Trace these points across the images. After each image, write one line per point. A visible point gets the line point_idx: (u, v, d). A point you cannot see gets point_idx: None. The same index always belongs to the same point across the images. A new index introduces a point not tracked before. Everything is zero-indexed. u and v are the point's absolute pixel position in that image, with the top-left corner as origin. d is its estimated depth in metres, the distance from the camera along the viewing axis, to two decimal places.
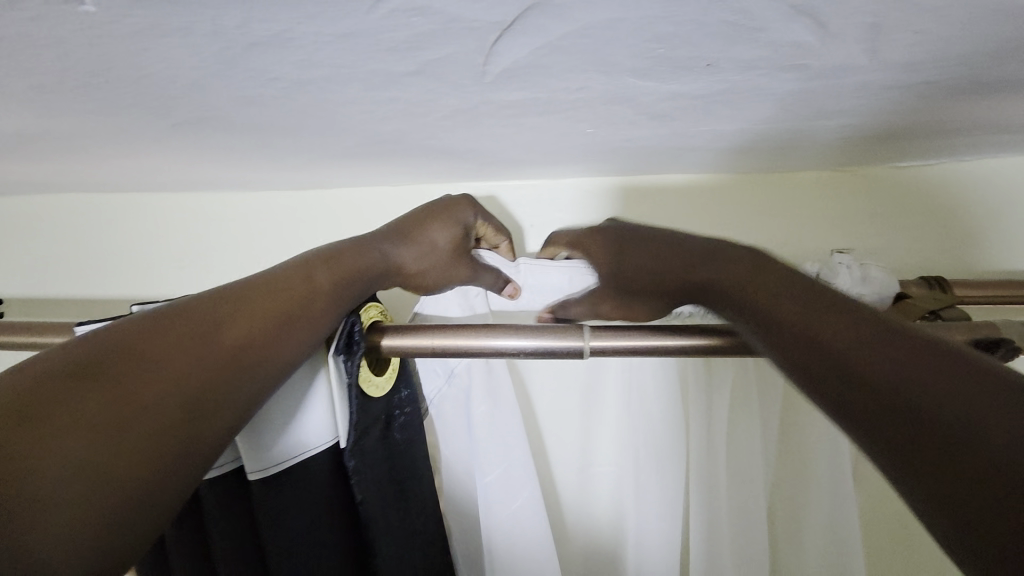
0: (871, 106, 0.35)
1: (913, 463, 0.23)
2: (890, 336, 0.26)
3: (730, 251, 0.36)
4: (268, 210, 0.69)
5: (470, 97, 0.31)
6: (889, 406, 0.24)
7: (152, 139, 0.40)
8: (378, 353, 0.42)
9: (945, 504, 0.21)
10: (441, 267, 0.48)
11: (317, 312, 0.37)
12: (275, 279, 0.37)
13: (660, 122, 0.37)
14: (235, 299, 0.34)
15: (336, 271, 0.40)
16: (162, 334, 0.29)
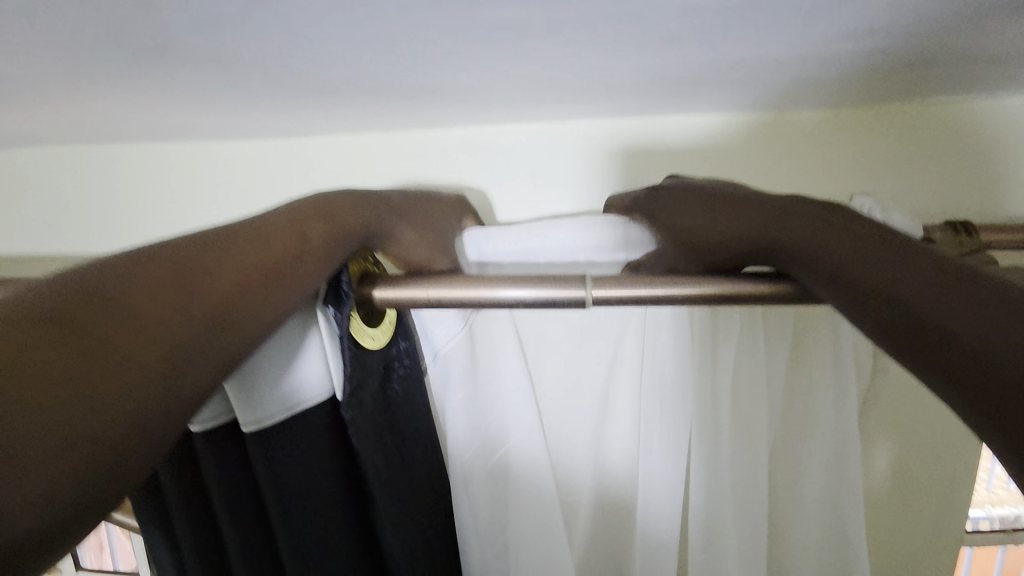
0: (909, 25, 0.31)
1: (994, 415, 0.22)
2: (964, 286, 0.25)
3: (799, 204, 0.34)
4: (255, 159, 0.66)
5: (457, 11, 0.27)
6: (966, 356, 0.23)
7: (117, 74, 0.37)
8: (368, 304, 0.41)
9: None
10: (427, 250, 0.45)
11: (314, 270, 0.33)
12: (274, 220, 0.32)
13: (671, 46, 0.33)
14: (229, 240, 0.29)
15: (330, 224, 0.36)
16: (159, 273, 0.24)
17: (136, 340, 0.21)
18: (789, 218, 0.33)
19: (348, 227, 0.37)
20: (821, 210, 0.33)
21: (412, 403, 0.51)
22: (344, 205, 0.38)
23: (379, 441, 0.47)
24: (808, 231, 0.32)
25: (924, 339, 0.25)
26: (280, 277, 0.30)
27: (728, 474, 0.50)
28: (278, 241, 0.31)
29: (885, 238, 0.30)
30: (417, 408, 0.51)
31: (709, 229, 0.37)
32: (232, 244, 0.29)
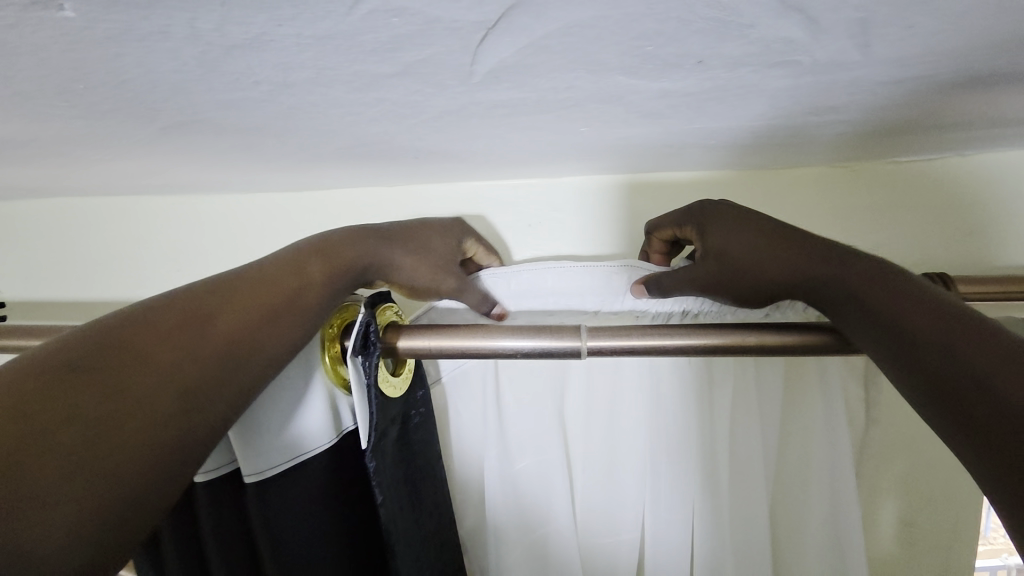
0: (868, 102, 0.34)
1: (957, 429, 0.29)
2: (945, 322, 0.31)
3: (809, 238, 0.39)
4: (263, 211, 0.69)
5: (457, 97, 0.31)
6: (940, 382, 0.30)
7: (140, 143, 0.40)
8: (395, 354, 0.43)
9: (980, 459, 0.28)
10: (427, 272, 0.48)
11: (312, 306, 0.40)
12: (263, 271, 0.39)
13: (651, 120, 0.36)
14: (231, 291, 0.37)
15: (329, 261, 0.42)
16: (162, 330, 0.32)
17: (142, 385, 0.30)
18: (834, 257, 0.37)
19: (344, 263, 0.43)
20: (845, 250, 0.37)
21: (424, 450, 0.52)
22: (340, 243, 0.44)
23: (395, 490, 0.48)
24: (805, 260, 0.38)
25: (927, 372, 0.30)
26: (277, 317, 0.38)
27: (728, 519, 0.51)
28: (275, 287, 0.39)
29: (882, 272, 0.35)
30: (426, 456, 0.52)
31: (757, 261, 0.39)
32: (228, 296, 0.36)
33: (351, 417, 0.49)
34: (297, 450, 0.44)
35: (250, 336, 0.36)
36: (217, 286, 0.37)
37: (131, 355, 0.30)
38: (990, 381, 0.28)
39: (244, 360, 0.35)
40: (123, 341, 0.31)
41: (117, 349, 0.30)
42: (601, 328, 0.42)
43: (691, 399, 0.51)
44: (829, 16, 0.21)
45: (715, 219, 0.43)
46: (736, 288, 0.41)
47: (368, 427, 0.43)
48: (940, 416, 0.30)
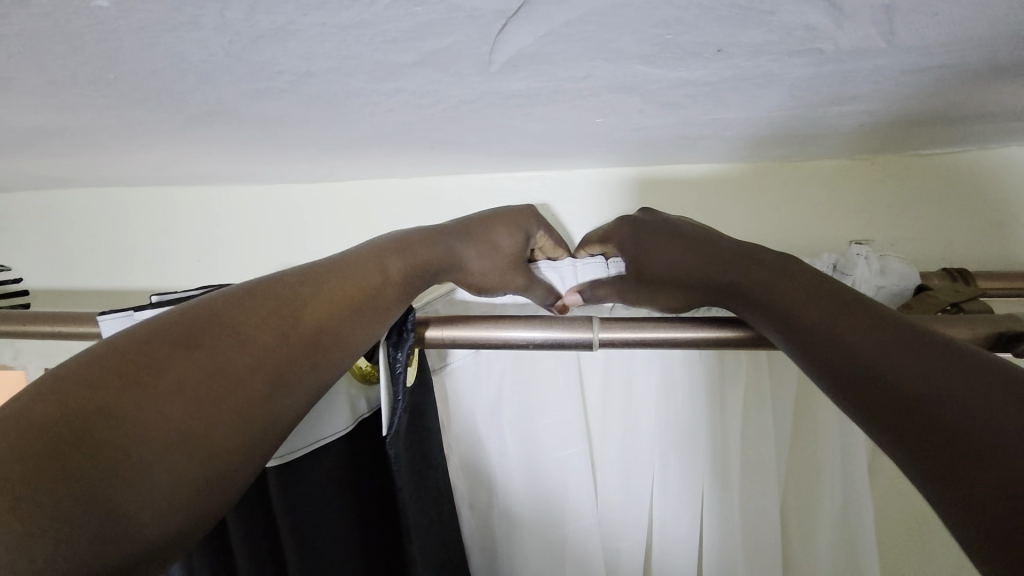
0: (889, 93, 0.34)
1: (935, 469, 0.23)
2: (910, 342, 0.27)
3: (754, 253, 0.37)
4: (280, 202, 0.70)
5: (475, 87, 0.31)
6: (910, 409, 0.25)
7: (164, 133, 0.41)
8: (423, 343, 0.43)
9: (960, 507, 0.22)
10: (498, 271, 0.50)
11: (391, 300, 0.39)
12: (349, 259, 0.39)
13: (669, 111, 0.36)
14: (321, 280, 0.36)
15: (407, 261, 0.42)
16: (249, 317, 0.31)
17: (226, 370, 0.29)
18: (752, 266, 0.36)
19: (423, 264, 0.43)
20: (768, 261, 0.36)
21: (432, 439, 0.53)
22: (416, 243, 0.44)
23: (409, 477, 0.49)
24: (754, 272, 0.36)
25: (860, 382, 0.28)
26: (360, 311, 0.36)
27: (738, 513, 0.51)
28: (357, 281, 0.38)
29: (837, 291, 0.32)
30: (434, 444, 0.53)
31: (681, 271, 0.41)
32: (315, 286, 0.35)
33: (367, 405, 0.50)
34: (317, 434, 0.45)
35: (334, 329, 0.35)
36: (304, 274, 0.36)
37: (218, 340, 0.29)
38: (924, 388, 0.25)
39: (325, 353, 0.34)
40: (216, 321, 0.30)
41: (211, 329, 0.30)
42: (613, 319, 0.42)
43: (701, 393, 0.51)
44: (855, 1, 0.21)
45: (642, 235, 0.46)
46: (678, 295, 0.43)
47: (391, 419, 0.43)
48: (883, 435, 0.26)
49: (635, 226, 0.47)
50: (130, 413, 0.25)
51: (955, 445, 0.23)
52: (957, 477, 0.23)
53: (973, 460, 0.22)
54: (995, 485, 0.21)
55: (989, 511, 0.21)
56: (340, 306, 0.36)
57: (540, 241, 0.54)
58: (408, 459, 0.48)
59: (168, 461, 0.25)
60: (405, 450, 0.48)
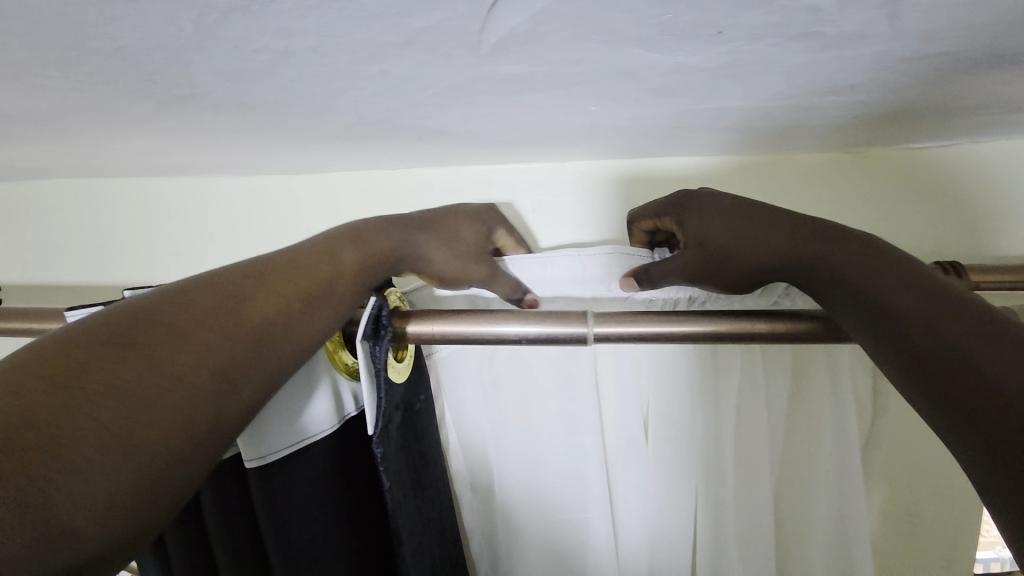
0: (888, 82, 0.33)
1: (963, 424, 0.28)
2: (955, 314, 0.30)
3: (815, 224, 0.37)
4: (265, 195, 0.68)
5: (464, 71, 0.29)
6: (947, 377, 0.29)
7: (137, 120, 0.39)
8: (403, 340, 0.42)
9: (983, 453, 0.27)
10: (459, 259, 0.47)
11: (343, 294, 0.39)
12: (298, 257, 0.39)
13: (664, 99, 0.35)
14: (266, 275, 0.36)
15: (360, 251, 0.42)
16: (195, 311, 0.32)
17: (175, 363, 0.29)
18: (824, 237, 0.36)
19: (376, 254, 0.43)
20: (832, 229, 0.37)
21: (425, 438, 0.52)
22: (372, 233, 0.44)
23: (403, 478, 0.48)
24: (819, 243, 0.36)
25: (912, 349, 0.31)
26: (311, 305, 0.37)
27: (732, 509, 0.51)
28: (310, 276, 0.38)
29: (895, 262, 0.34)
30: (427, 443, 0.53)
31: (740, 246, 0.39)
32: (262, 282, 0.36)
33: (353, 403, 0.49)
34: (300, 435, 0.44)
35: (285, 322, 0.35)
36: (250, 271, 0.36)
37: (166, 336, 0.30)
38: (971, 357, 0.28)
39: (280, 344, 0.34)
40: (159, 320, 0.30)
41: (153, 327, 0.30)
42: (607, 313, 0.41)
43: (695, 387, 0.51)
44: None
45: (699, 203, 0.43)
46: (724, 274, 0.40)
47: (375, 415, 0.42)
48: (920, 395, 0.30)
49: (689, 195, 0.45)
50: (62, 415, 0.24)
51: (994, 406, 0.27)
52: (993, 433, 0.27)
53: (1009, 418, 0.26)
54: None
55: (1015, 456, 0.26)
56: (291, 299, 0.36)
57: (501, 241, 0.52)
58: (399, 457, 0.47)
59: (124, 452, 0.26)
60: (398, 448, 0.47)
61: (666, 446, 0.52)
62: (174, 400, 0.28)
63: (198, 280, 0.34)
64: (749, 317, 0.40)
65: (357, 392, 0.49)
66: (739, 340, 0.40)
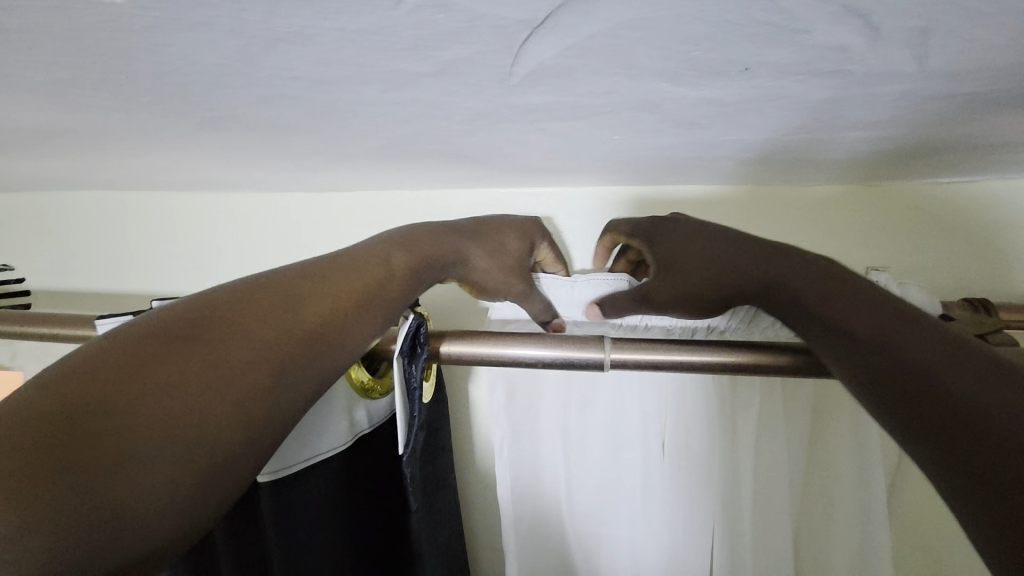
0: (915, 118, 0.33)
1: (969, 479, 0.25)
2: (937, 348, 0.28)
3: (806, 257, 0.36)
4: (287, 211, 0.70)
5: (492, 100, 0.30)
6: (946, 418, 0.26)
7: (175, 138, 0.41)
8: (437, 359, 0.42)
9: (981, 500, 0.24)
10: (500, 273, 0.47)
11: (394, 295, 0.39)
12: (357, 256, 0.39)
13: (688, 130, 0.36)
14: (320, 274, 0.36)
15: (413, 255, 0.42)
16: (259, 307, 0.32)
17: (225, 362, 0.28)
18: (788, 267, 0.36)
19: (424, 258, 0.43)
20: (813, 264, 0.36)
21: (440, 459, 0.54)
22: (421, 239, 0.43)
23: (423, 499, 0.49)
24: (804, 275, 0.35)
25: (873, 367, 0.30)
26: (362, 308, 0.36)
27: (750, 547, 0.49)
28: (357, 278, 0.37)
29: (860, 286, 0.33)
30: (442, 465, 0.55)
31: (701, 274, 0.40)
32: (318, 281, 0.35)
33: (366, 420, 0.49)
34: (314, 450, 0.43)
35: (335, 324, 0.34)
36: (312, 270, 0.36)
37: (226, 324, 0.30)
38: (932, 376, 0.27)
39: (324, 348, 0.33)
40: (218, 312, 0.30)
41: (211, 319, 0.30)
42: (625, 340, 0.41)
43: (714, 416, 0.49)
44: (891, 23, 0.20)
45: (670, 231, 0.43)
46: (694, 300, 0.41)
47: (407, 435, 0.42)
48: (913, 436, 0.28)
49: (651, 224, 0.45)
50: (133, 401, 0.25)
51: (963, 428, 0.26)
52: (966, 451, 0.25)
53: (976, 437, 0.25)
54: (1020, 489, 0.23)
55: (1009, 502, 0.23)
56: (340, 303, 0.35)
57: (540, 254, 0.51)
58: (419, 479, 0.47)
59: (179, 438, 0.25)
60: (418, 470, 0.48)
61: (680, 478, 0.51)
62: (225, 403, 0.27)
63: (265, 274, 0.34)
64: (766, 350, 0.39)
65: (371, 410, 0.49)
66: (754, 372, 0.39)
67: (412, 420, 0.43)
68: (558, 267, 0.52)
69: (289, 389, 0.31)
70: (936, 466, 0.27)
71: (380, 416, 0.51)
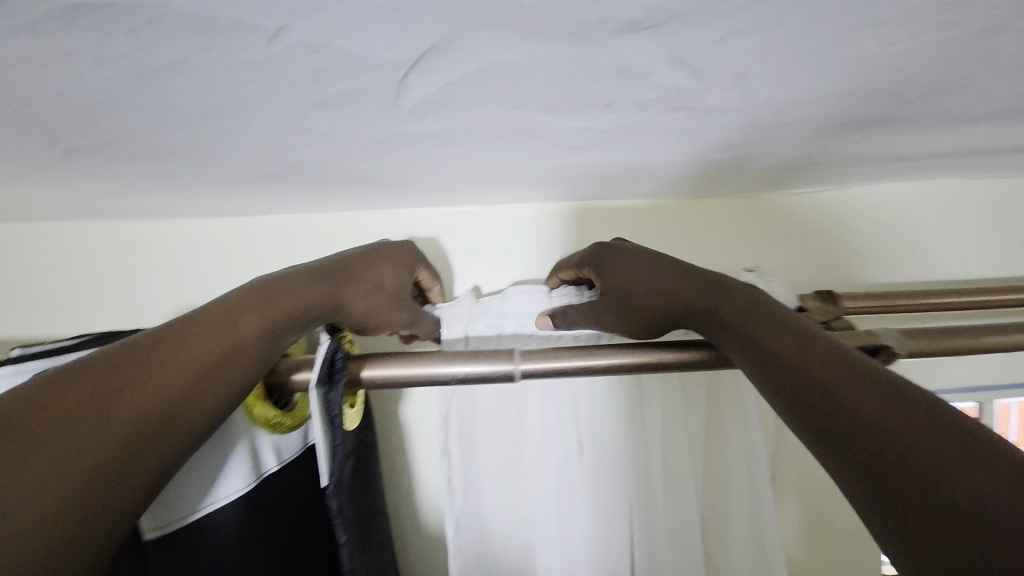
0: (763, 146, 0.39)
1: (902, 508, 0.24)
2: (869, 379, 0.28)
3: (732, 286, 0.38)
4: (172, 239, 0.63)
5: (386, 128, 0.31)
6: (880, 448, 0.25)
7: (38, 165, 0.37)
8: (360, 385, 0.41)
9: (913, 529, 0.23)
10: (383, 307, 0.42)
11: (256, 354, 0.32)
12: (209, 314, 0.32)
13: (576, 153, 0.39)
14: (174, 337, 0.30)
15: (269, 310, 0.34)
16: (91, 387, 0.26)
17: (36, 465, 0.23)
18: (728, 300, 0.37)
19: (288, 314, 0.35)
20: (750, 299, 0.36)
21: (374, 486, 0.53)
22: (281, 291, 0.35)
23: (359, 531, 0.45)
24: (754, 318, 0.35)
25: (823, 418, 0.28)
26: (219, 371, 0.30)
27: (663, 531, 0.53)
28: (193, 359, 0.29)
29: (789, 321, 0.34)
30: (376, 492, 0.53)
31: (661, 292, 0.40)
32: (170, 347, 0.29)
33: (275, 458, 0.47)
34: (210, 497, 0.41)
35: (184, 399, 0.28)
36: (133, 356, 0.28)
37: (37, 421, 0.24)
38: (868, 409, 0.26)
39: (153, 447, 0.27)
40: (28, 406, 0.24)
41: (18, 420, 0.23)
42: (533, 351, 0.43)
43: (625, 417, 0.53)
44: (713, 71, 0.24)
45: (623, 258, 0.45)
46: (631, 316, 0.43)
47: (332, 462, 0.39)
48: (845, 471, 0.26)
49: (596, 246, 0.49)
50: None
51: (895, 458, 0.25)
52: (884, 489, 0.24)
53: (934, 498, 0.23)
54: (946, 514, 0.22)
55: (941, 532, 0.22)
56: (169, 390, 0.28)
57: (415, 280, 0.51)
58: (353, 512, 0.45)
59: None
60: (351, 501, 0.45)
61: (599, 480, 0.54)
62: (33, 512, 0.22)
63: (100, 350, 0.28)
64: (653, 351, 0.43)
65: (279, 447, 0.47)
66: (646, 372, 0.43)
67: (335, 449, 0.39)
68: (434, 283, 0.53)
69: (110, 490, 0.25)
70: (883, 528, 0.24)
71: (290, 452, 0.48)
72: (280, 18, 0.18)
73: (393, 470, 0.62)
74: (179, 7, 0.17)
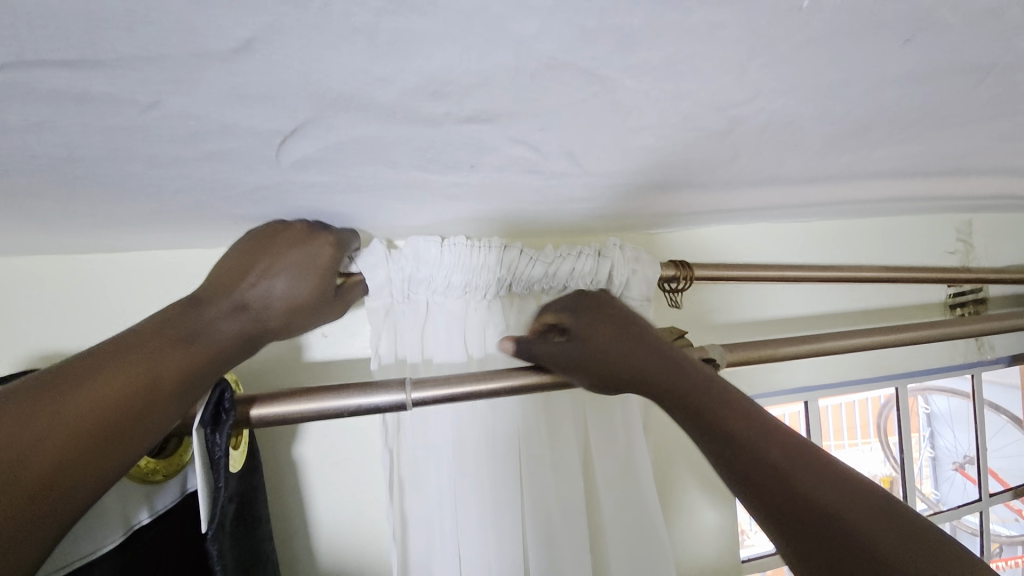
0: (613, 201, 0.47)
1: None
2: (811, 467, 0.34)
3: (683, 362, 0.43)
4: (23, 278, 0.57)
5: (269, 178, 0.33)
6: (828, 533, 0.31)
7: None
8: (248, 423, 0.41)
9: None
10: (297, 313, 0.40)
11: (186, 389, 0.31)
12: (141, 344, 0.30)
13: (457, 202, 0.44)
14: (105, 370, 0.28)
15: (189, 349, 0.31)
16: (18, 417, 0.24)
17: None
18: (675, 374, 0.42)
19: (203, 352, 0.32)
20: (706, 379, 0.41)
21: (260, 528, 0.51)
22: (189, 328, 0.33)
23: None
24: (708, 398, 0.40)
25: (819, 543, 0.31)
26: (151, 407, 0.29)
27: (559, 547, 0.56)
28: (127, 383, 0.28)
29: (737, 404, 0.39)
30: (263, 536, 0.52)
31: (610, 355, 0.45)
32: (103, 377, 0.28)
33: (147, 509, 0.43)
34: (71, 554, 0.37)
35: (112, 434, 0.27)
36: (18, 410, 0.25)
37: None
38: (815, 496, 0.32)
39: (68, 492, 0.25)
40: None
41: None
42: (423, 380, 0.45)
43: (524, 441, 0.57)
44: (548, 148, 0.30)
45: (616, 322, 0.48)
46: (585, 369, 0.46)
47: (213, 507, 0.38)
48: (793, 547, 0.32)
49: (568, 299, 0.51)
50: None
51: (839, 543, 0.30)
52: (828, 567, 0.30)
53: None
54: None
55: None
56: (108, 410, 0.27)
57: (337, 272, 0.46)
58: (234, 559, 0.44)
59: None
60: (232, 547, 0.44)
61: (501, 503, 0.55)
62: None
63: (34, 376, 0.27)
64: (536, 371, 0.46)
65: (151, 498, 0.44)
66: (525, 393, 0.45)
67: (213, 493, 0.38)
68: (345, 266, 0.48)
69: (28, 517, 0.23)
70: None
71: (165, 503, 0.45)
72: (158, 96, 0.20)
73: (287, 512, 0.60)
74: (53, 84, 0.19)
